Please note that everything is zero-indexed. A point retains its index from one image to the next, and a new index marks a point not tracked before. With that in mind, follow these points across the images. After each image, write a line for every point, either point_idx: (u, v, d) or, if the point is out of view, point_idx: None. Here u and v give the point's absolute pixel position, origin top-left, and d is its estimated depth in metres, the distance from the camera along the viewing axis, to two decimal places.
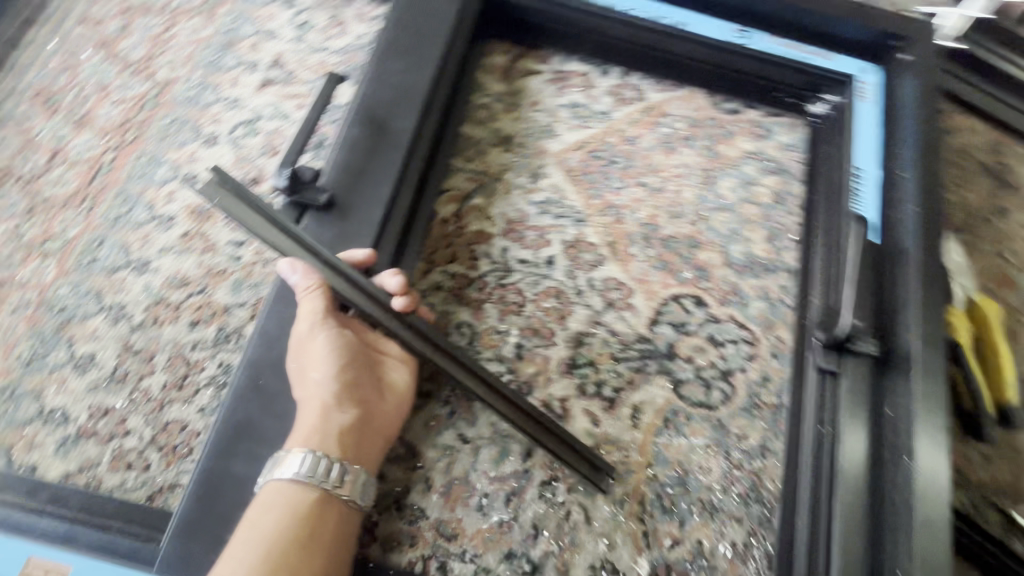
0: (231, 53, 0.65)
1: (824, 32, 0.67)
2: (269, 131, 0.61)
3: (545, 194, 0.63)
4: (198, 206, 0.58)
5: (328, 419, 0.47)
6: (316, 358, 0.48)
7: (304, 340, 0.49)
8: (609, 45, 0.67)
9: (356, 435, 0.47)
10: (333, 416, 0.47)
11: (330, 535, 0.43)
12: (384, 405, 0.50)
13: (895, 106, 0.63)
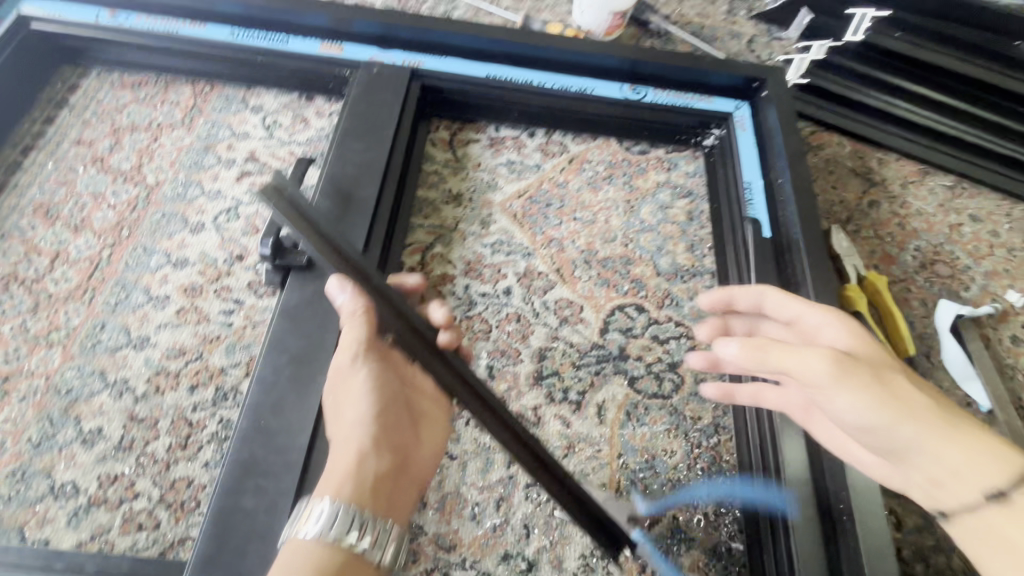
0: (210, 154, 0.75)
1: (699, 85, 0.82)
2: (248, 215, 0.71)
3: (495, 236, 0.74)
4: (190, 285, 0.65)
5: (362, 463, 0.48)
6: (354, 395, 0.51)
7: (346, 374, 0.52)
8: (531, 112, 0.81)
9: (390, 477, 0.49)
10: (368, 459, 0.48)
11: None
12: (414, 449, 0.54)
13: (763, 132, 0.78)
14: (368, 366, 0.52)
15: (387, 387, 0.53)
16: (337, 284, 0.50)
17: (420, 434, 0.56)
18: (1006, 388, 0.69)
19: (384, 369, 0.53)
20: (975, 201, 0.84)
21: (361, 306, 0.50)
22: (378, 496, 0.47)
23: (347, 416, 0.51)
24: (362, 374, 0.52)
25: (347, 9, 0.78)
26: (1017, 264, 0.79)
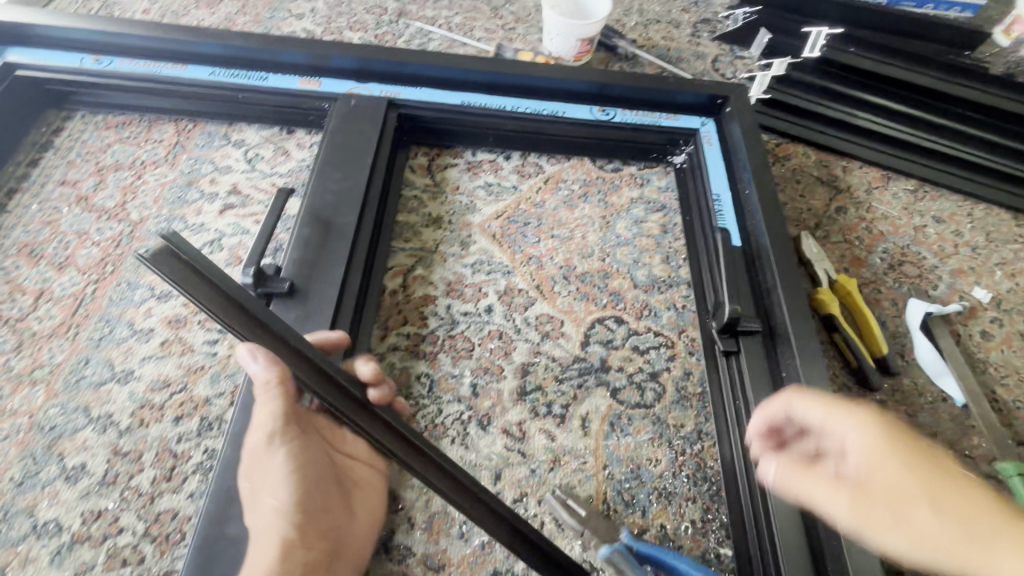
0: (194, 189, 0.77)
1: (666, 104, 0.86)
2: (232, 246, 0.72)
3: (475, 256, 0.75)
4: (175, 317, 0.66)
5: (286, 551, 0.49)
6: (271, 480, 0.51)
7: (260, 458, 0.52)
8: (506, 136, 0.84)
9: (317, 561, 0.51)
10: (291, 548, 0.49)
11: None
12: (344, 524, 0.55)
13: (730, 147, 0.81)
14: (283, 448, 0.52)
15: (303, 466, 0.54)
16: (249, 354, 0.48)
17: (352, 506, 0.57)
18: (979, 382, 0.71)
19: (300, 448, 0.54)
20: (937, 203, 0.87)
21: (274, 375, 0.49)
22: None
23: (265, 505, 0.50)
24: (277, 454, 0.52)
25: (324, 45, 0.81)
26: (981, 261, 0.82)
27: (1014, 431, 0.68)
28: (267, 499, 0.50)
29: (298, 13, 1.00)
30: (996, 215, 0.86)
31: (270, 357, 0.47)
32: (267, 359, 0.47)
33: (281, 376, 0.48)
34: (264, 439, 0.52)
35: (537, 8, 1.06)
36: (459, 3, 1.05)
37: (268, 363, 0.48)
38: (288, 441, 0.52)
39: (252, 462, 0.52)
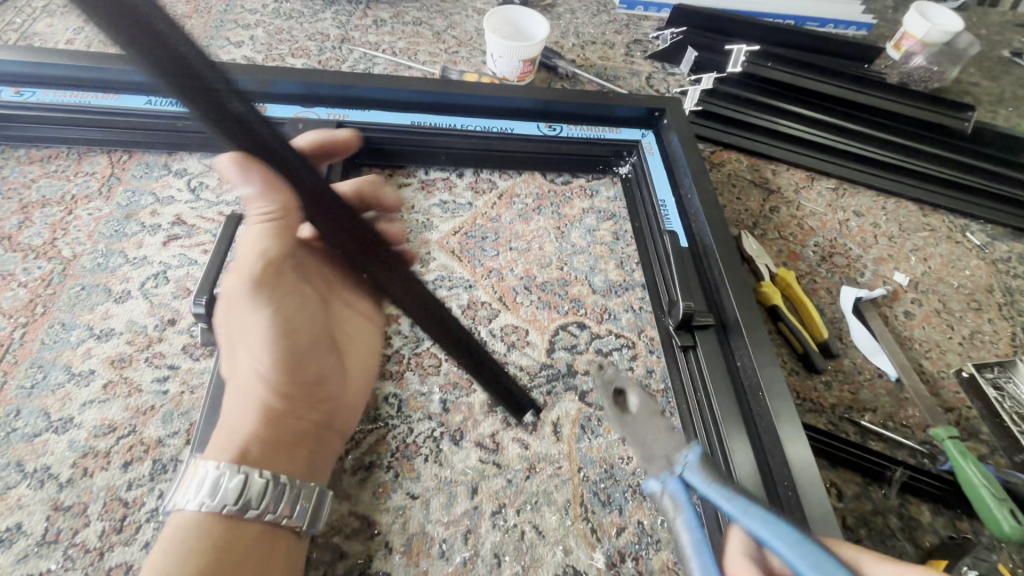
0: (133, 222, 0.73)
1: (608, 118, 0.90)
2: (179, 278, 0.69)
3: (435, 273, 0.76)
4: (119, 355, 0.62)
5: (268, 417, 0.53)
6: (258, 337, 0.53)
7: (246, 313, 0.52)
8: (458, 154, 0.85)
9: (308, 424, 0.56)
10: (274, 418, 0.53)
11: (278, 556, 0.49)
12: (337, 388, 0.59)
13: (669, 156, 0.86)
14: (267, 308, 0.51)
15: (294, 321, 0.53)
16: (233, 174, 0.37)
17: (348, 361, 0.61)
18: (908, 357, 0.78)
19: (288, 306, 0.53)
20: (856, 199, 0.96)
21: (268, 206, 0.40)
22: (291, 449, 0.53)
23: (250, 364, 0.54)
24: (262, 313, 0.52)
25: (267, 72, 0.81)
26: (898, 248, 0.90)
27: (942, 399, 0.74)
28: (257, 351, 0.54)
29: (237, 41, 0.99)
30: (906, 207, 0.96)
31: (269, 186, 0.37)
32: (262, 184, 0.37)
33: (286, 207, 0.40)
34: (253, 286, 0.50)
35: (478, 32, 1.10)
36: (401, 29, 1.07)
37: (271, 194, 0.39)
38: (274, 292, 0.51)
39: (242, 309, 0.53)
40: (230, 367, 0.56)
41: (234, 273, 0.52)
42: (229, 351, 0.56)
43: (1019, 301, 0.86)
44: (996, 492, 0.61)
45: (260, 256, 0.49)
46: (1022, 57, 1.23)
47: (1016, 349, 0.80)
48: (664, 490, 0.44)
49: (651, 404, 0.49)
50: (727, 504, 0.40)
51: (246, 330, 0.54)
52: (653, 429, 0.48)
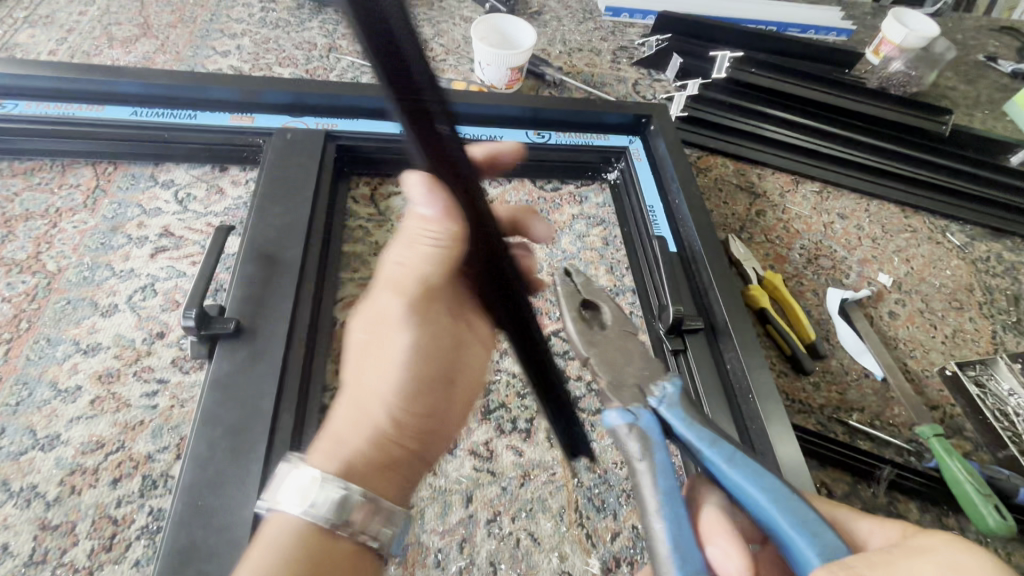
0: (119, 234, 0.73)
1: (595, 125, 0.91)
2: (167, 290, 0.69)
3: None
4: (106, 370, 0.62)
5: (377, 436, 0.52)
6: (391, 353, 0.57)
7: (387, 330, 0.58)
8: None
9: (406, 454, 0.54)
10: (383, 438, 0.52)
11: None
12: (443, 420, 0.60)
13: (657, 162, 0.87)
14: (406, 331, 0.58)
15: (423, 348, 0.59)
16: (421, 194, 0.45)
17: (454, 397, 0.62)
18: (893, 357, 0.79)
19: (419, 330, 0.58)
20: (840, 202, 0.97)
21: (435, 232, 0.48)
22: (386, 478, 0.51)
23: (375, 379, 0.56)
24: (403, 333, 0.58)
25: (254, 81, 0.80)
26: (881, 250, 0.92)
27: (926, 397, 0.76)
28: (386, 370, 0.57)
29: (223, 50, 0.99)
30: (888, 209, 0.98)
31: (447, 209, 0.45)
32: (444, 208, 0.45)
33: (456, 234, 0.47)
34: (405, 307, 0.57)
35: (465, 40, 1.10)
36: None
37: (445, 216, 0.46)
38: (417, 317, 0.58)
39: (387, 324, 0.58)
40: (350, 383, 0.57)
41: (387, 291, 0.57)
42: (353, 368, 0.59)
43: (999, 299, 0.88)
44: (981, 488, 0.62)
45: (418, 280, 0.55)
46: (996, 61, 1.26)
47: (997, 347, 0.82)
48: (630, 424, 0.47)
49: (619, 328, 0.52)
50: (709, 450, 0.45)
51: (382, 345, 0.58)
52: (619, 354, 0.51)
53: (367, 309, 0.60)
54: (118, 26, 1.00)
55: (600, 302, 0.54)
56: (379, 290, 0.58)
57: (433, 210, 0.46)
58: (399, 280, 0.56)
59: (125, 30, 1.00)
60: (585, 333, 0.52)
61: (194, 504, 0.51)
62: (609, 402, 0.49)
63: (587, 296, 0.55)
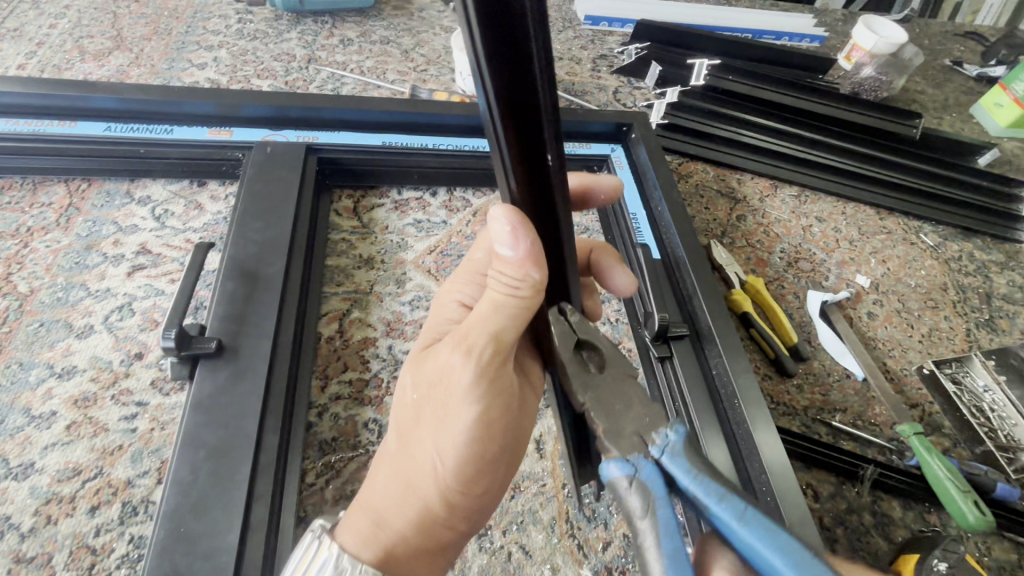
0: (94, 253, 0.71)
1: (578, 134, 0.91)
2: (145, 310, 0.67)
3: (411, 294, 0.75)
4: (82, 393, 0.60)
5: (426, 514, 0.48)
6: (454, 427, 0.47)
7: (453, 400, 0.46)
8: (430, 173, 0.85)
9: (454, 530, 0.50)
10: (432, 517, 0.48)
11: None
12: (496, 492, 0.53)
13: (639, 170, 0.88)
14: (475, 403, 0.46)
15: (493, 422, 0.48)
16: (506, 235, 0.41)
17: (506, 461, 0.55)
18: (873, 357, 0.81)
19: (491, 400, 0.47)
20: (818, 205, 0.99)
21: (513, 277, 0.42)
22: (425, 556, 0.48)
23: (427, 452, 0.48)
24: (471, 403, 0.46)
25: (232, 95, 0.79)
26: (859, 251, 0.94)
27: (906, 396, 0.77)
28: (442, 442, 0.47)
29: (199, 63, 0.97)
30: (864, 212, 1.00)
31: (532, 253, 0.41)
32: (529, 253, 0.41)
33: (536, 282, 0.42)
34: (474, 378, 0.46)
35: (446, 50, 1.10)
36: (369, 48, 1.07)
37: (530, 261, 0.41)
38: (488, 388, 0.46)
39: (448, 393, 0.46)
40: (396, 450, 0.50)
41: (451, 346, 0.47)
42: (401, 428, 0.51)
43: (972, 298, 0.91)
44: (960, 485, 0.64)
45: (495, 342, 0.45)
46: (961, 66, 1.30)
47: (971, 344, 0.84)
48: (630, 476, 0.41)
49: (616, 370, 0.47)
50: (716, 506, 0.37)
51: (440, 413, 0.47)
52: (618, 400, 0.45)
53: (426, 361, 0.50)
54: (89, 39, 0.98)
55: (598, 342, 0.47)
56: (444, 343, 0.48)
57: (517, 253, 0.41)
58: (469, 340, 0.46)
59: (97, 43, 0.98)
60: (580, 376, 0.46)
61: (177, 528, 0.49)
62: (607, 451, 0.43)
63: (583, 335, 0.48)
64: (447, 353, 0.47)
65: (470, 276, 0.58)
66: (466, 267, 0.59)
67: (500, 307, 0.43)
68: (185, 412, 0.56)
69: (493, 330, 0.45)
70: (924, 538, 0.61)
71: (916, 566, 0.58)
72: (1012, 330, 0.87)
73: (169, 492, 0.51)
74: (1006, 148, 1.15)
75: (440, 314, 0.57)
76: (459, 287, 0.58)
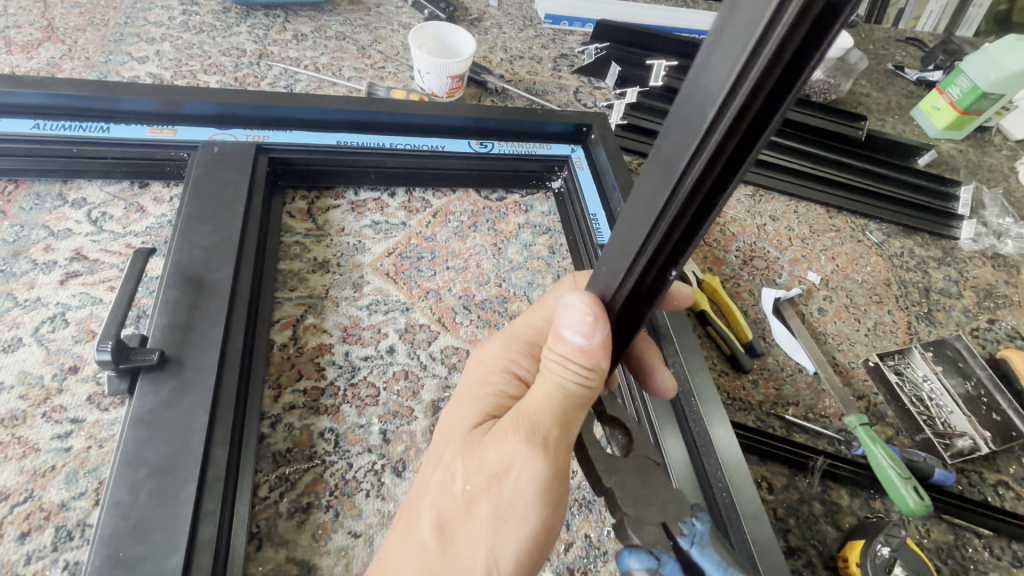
0: (23, 259, 0.67)
1: (538, 134, 0.90)
2: (80, 321, 0.63)
3: (369, 298, 0.73)
4: (9, 412, 0.56)
5: None
6: (513, 525, 0.42)
7: (517, 499, 0.41)
8: (388, 173, 0.83)
9: None
10: None
11: None
12: None
13: (599, 169, 0.87)
14: (541, 501, 0.42)
15: (551, 520, 0.43)
16: (583, 322, 0.40)
17: None
18: (822, 351, 0.84)
19: (553, 497, 0.42)
20: (771, 204, 1.02)
21: (581, 363, 0.41)
22: None
23: (477, 553, 0.42)
24: (535, 502, 0.42)
25: (174, 91, 0.76)
26: (810, 249, 0.97)
27: (853, 388, 0.81)
28: (498, 544, 0.42)
29: (140, 56, 0.92)
30: (815, 210, 1.03)
31: (605, 343, 0.40)
32: (602, 344, 0.40)
33: (602, 372, 0.41)
34: (545, 479, 0.41)
35: (404, 46, 1.08)
36: (324, 44, 1.04)
37: (601, 351, 0.40)
38: (555, 489, 0.42)
39: (514, 489, 0.41)
40: (435, 546, 0.43)
41: (520, 436, 0.41)
42: (439, 522, 0.43)
43: (912, 292, 0.95)
44: (900, 471, 0.67)
45: (565, 433, 0.42)
46: (902, 70, 1.37)
47: (912, 336, 0.89)
48: (651, 569, 0.41)
49: (641, 453, 0.45)
50: None
51: (498, 512, 0.42)
52: (643, 485, 0.44)
53: (481, 446, 0.43)
54: (17, 28, 0.92)
55: (625, 421, 0.48)
56: (507, 427, 0.42)
57: (590, 343, 0.40)
58: (541, 431, 0.41)
59: (26, 33, 0.91)
60: (606, 457, 0.44)
61: (117, 549, 0.47)
62: (629, 538, 0.42)
63: (610, 412, 0.49)
64: (514, 445, 0.41)
65: (525, 346, 0.52)
66: (520, 333, 0.53)
67: (569, 397, 0.41)
68: (124, 429, 0.53)
69: (563, 416, 0.41)
70: (868, 523, 0.64)
71: (861, 551, 0.61)
72: (947, 323, 0.92)
73: (108, 512, 0.48)
74: (942, 149, 1.22)
75: (482, 384, 0.50)
76: (510, 356, 0.52)
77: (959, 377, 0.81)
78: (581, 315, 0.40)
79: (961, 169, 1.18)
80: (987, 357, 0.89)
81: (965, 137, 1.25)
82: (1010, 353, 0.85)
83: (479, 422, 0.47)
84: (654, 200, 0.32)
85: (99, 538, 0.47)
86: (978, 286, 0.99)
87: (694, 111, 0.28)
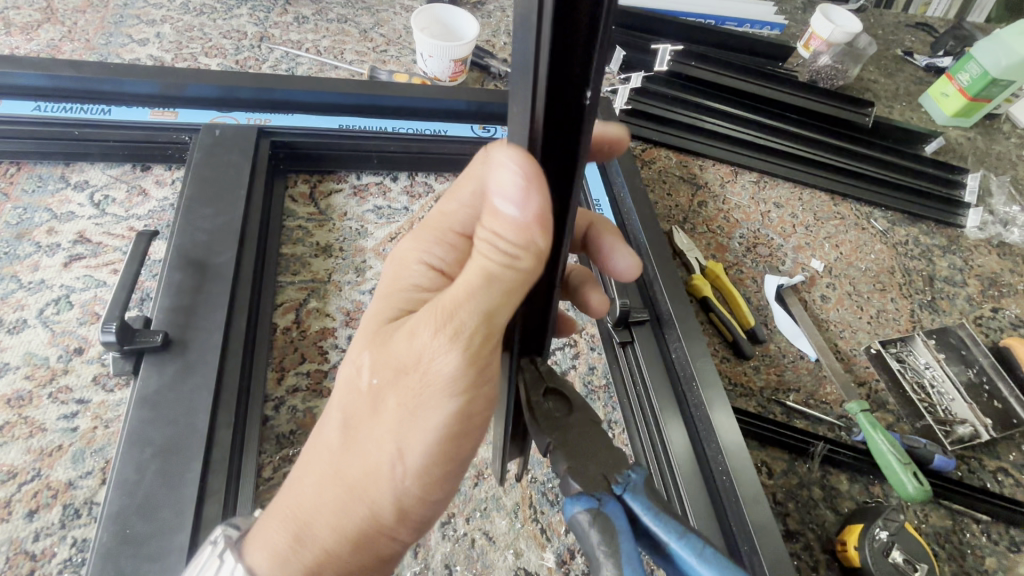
0: (26, 242, 0.67)
1: None
2: (84, 304, 0.63)
3: (372, 282, 0.74)
4: (15, 393, 0.57)
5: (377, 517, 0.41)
6: (424, 422, 0.39)
7: (425, 391, 0.39)
8: (391, 157, 0.82)
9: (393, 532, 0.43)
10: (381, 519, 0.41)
11: None
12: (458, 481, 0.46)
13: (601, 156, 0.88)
14: (453, 392, 0.39)
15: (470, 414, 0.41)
16: (514, 189, 0.36)
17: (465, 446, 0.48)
18: (825, 338, 0.84)
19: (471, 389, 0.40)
20: (776, 191, 1.02)
21: (513, 241, 0.37)
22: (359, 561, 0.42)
23: (381, 451, 0.40)
24: (447, 393, 0.39)
25: (176, 74, 0.75)
26: (814, 237, 0.97)
27: (854, 374, 0.81)
28: (405, 440, 0.39)
29: (140, 38, 0.91)
30: (819, 197, 1.03)
31: (540, 215, 0.36)
32: (537, 216, 0.36)
33: (537, 251, 0.37)
34: (455, 367, 0.39)
35: (406, 29, 1.07)
36: (325, 27, 1.03)
37: (536, 224, 0.36)
38: (471, 379, 0.39)
39: (423, 378, 0.39)
40: (338, 445, 0.41)
41: (431, 325, 0.39)
42: (347, 419, 0.41)
43: (916, 280, 0.95)
44: (900, 457, 0.67)
45: (485, 318, 0.38)
46: (912, 55, 1.35)
47: (915, 324, 0.89)
48: (593, 510, 0.40)
49: (583, 414, 0.47)
50: (676, 542, 0.39)
51: (403, 405, 0.39)
52: (585, 441, 0.45)
53: (392, 336, 0.41)
54: (16, 9, 0.91)
55: (566, 388, 0.48)
56: (420, 317, 0.40)
57: (524, 214, 0.36)
58: (456, 318, 0.38)
59: (25, 15, 0.90)
60: (550, 419, 0.45)
61: (126, 525, 0.48)
62: (571, 486, 0.42)
63: (552, 382, 0.48)
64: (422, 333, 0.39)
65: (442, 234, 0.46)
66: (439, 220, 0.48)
67: (494, 278, 0.38)
68: (128, 410, 0.53)
69: (483, 303, 0.38)
70: (867, 508, 0.65)
71: (860, 535, 0.61)
72: (951, 311, 0.92)
73: (115, 490, 0.49)
74: (950, 137, 1.20)
75: (397, 277, 0.46)
76: (424, 246, 0.46)
77: (962, 365, 0.82)
78: (510, 179, 0.36)
79: (969, 157, 1.17)
80: (990, 345, 0.89)
81: (973, 125, 1.23)
82: (1013, 341, 0.84)
83: (394, 318, 0.44)
84: (526, 84, 0.34)
85: (108, 515, 0.48)
86: (983, 274, 0.99)
87: (521, 61, 0.33)
